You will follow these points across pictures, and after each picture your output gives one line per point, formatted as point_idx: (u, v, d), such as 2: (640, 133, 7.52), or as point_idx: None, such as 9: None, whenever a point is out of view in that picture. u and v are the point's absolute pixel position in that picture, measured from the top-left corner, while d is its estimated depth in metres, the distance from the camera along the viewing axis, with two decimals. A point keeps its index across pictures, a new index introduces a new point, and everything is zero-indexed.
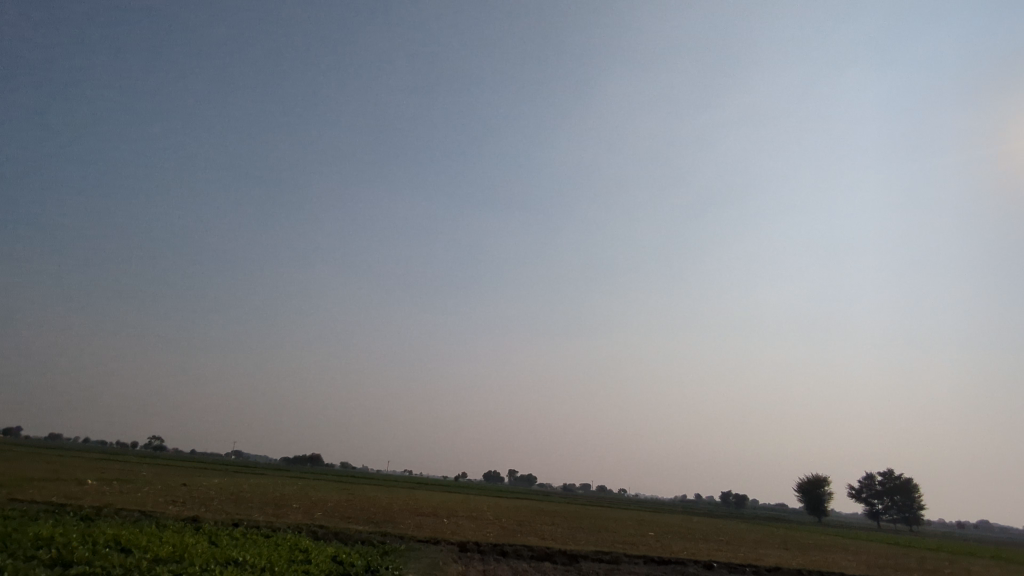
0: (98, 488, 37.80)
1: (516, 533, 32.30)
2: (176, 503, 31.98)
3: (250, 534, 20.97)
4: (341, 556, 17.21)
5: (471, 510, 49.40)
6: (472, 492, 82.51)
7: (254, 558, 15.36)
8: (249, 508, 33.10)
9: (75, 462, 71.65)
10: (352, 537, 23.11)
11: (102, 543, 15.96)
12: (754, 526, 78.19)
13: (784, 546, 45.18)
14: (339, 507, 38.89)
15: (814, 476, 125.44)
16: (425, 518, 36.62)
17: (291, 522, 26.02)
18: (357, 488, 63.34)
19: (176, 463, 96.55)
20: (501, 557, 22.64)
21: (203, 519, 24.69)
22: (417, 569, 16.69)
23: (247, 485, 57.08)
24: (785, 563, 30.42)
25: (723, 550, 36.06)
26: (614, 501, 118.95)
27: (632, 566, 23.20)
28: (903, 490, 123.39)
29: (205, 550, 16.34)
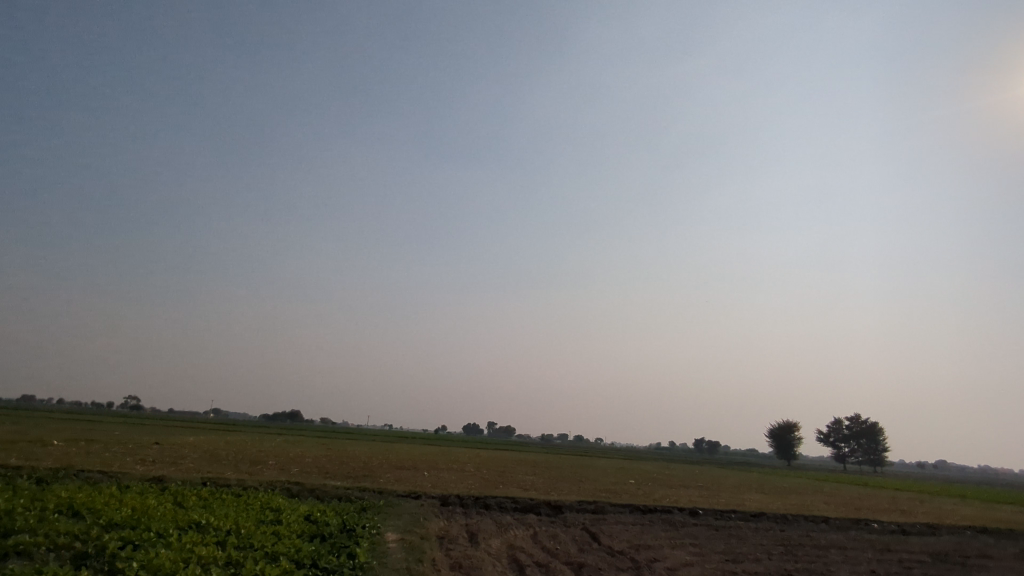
0: (63, 449, 36.44)
1: (498, 485, 31.81)
2: (143, 463, 30.79)
3: (219, 493, 19.96)
4: (315, 515, 16.21)
5: (452, 462, 49.16)
6: (452, 444, 82.76)
7: (218, 520, 14.22)
8: (221, 465, 32.11)
9: (43, 423, 69.92)
10: (329, 494, 22.20)
11: (52, 508, 14.73)
12: (729, 471, 80.03)
13: (762, 491, 45.87)
14: (316, 463, 38.06)
15: (784, 422, 128.60)
16: (406, 473, 35.99)
17: (264, 480, 25.11)
18: (335, 443, 62.82)
19: (149, 421, 95.06)
20: (484, 510, 21.96)
21: (170, 479, 23.55)
22: (397, 525, 15.75)
23: (223, 443, 56.12)
24: (768, 508, 30.43)
25: (705, 496, 36.17)
26: (592, 450, 120.94)
27: (619, 515, 22.74)
28: (869, 435, 127.46)
29: (166, 512, 15.19)
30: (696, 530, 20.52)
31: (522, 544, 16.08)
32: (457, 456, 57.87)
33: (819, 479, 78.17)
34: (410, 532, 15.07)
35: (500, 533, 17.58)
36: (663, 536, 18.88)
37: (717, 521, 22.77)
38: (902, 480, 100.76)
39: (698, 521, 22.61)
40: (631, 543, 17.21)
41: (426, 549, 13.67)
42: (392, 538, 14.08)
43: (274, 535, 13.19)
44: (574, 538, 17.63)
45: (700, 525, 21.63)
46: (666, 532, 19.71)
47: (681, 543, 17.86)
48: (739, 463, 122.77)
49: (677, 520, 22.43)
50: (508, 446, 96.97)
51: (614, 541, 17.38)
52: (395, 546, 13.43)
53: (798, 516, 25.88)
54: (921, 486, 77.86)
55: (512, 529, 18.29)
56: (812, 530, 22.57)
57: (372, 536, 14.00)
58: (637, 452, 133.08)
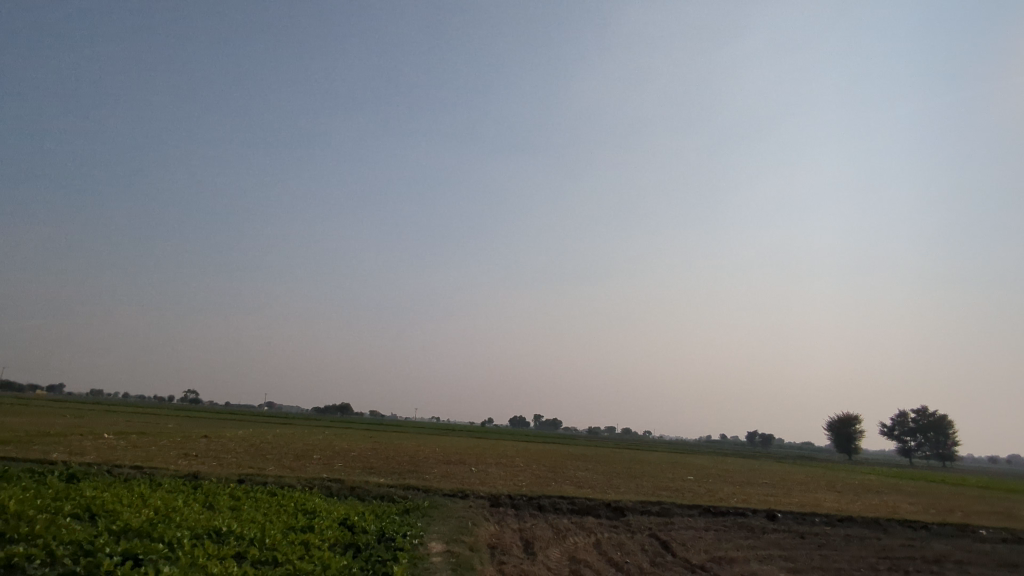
0: (110, 443, 36.19)
1: (551, 483, 29.75)
2: (186, 458, 30.05)
3: (254, 492, 18.57)
4: (351, 520, 14.46)
5: (500, 456, 47.45)
6: (499, 436, 81.17)
7: (242, 527, 12.58)
8: (263, 460, 31.14)
9: (101, 416, 71.47)
10: (370, 494, 20.56)
11: (66, 511, 13.40)
12: (789, 466, 75.97)
13: (833, 489, 42.52)
14: (361, 458, 36.85)
15: (845, 414, 122.51)
16: (453, 468, 34.37)
17: (303, 476, 23.74)
18: (381, 436, 61.81)
19: (204, 414, 96.89)
20: (538, 512, 19.99)
21: (205, 475, 22.31)
22: (441, 532, 13.86)
23: (270, 436, 55.82)
24: (850, 511, 27.48)
25: (774, 496, 33.32)
26: (643, 443, 117.59)
27: (688, 519, 20.45)
28: (937, 427, 120.31)
29: (188, 515, 13.73)
30: (780, 538, 18.01)
31: (585, 556, 13.91)
32: (504, 449, 56.14)
33: (886, 475, 73.43)
34: (457, 542, 13.12)
35: (559, 541, 15.49)
36: (744, 546, 16.41)
37: (800, 527, 20.20)
38: (949, 473, 96.48)
39: (779, 527, 20.08)
40: (712, 556, 14.83)
41: (477, 564, 11.68)
42: (438, 551, 12.09)
43: (303, 546, 11.52)
44: (644, 548, 15.36)
45: (783, 533, 19.11)
46: (747, 541, 17.21)
47: (771, 555, 15.32)
48: (796, 457, 117.60)
49: (755, 525, 19.95)
50: (554, 439, 94.90)
51: (690, 553, 15.06)
52: (440, 562, 11.45)
53: (890, 521, 22.98)
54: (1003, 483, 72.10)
55: (571, 537, 16.18)
56: (914, 539, 19.69)
57: (414, 547, 12.10)
58: (687, 445, 129.15)
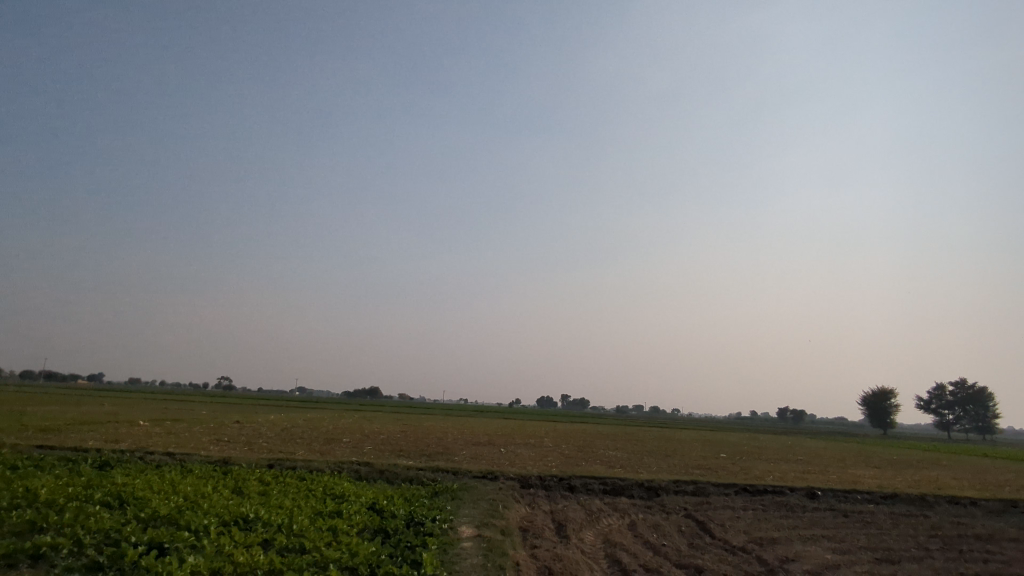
0: (146, 430, 36.88)
1: (582, 463, 29.33)
2: (218, 444, 30.33)
3: (284, 477, 18.45)
4: (379, 505, 14.16)
5: (529, 436, 47.27)
6: (528, 417, 81.09)
7: (270, 513, 12.37)
8: (294, 445, 31.31)
9: (138, 404, 73.09)
10: (399, 477, 20.35)
11: (96, 499, 13.33)
12: (824, 442, 74.48)
13: (872, 465, 41.38)
14: (390, 441, 36.93)
15: (880, 388, 119.82)
16: (483, 449, 34.21)
17: (332, 460, 23.70)
18: (411, 419, 62.12)
19: (239, 400, 98.89)
20: (570, 494, 19.57)
21: (235, 460, 22.35)
22: (471, 516, 13.49)
23: (302, 421, 56.57)
24: (894, 487, 26.54)
25: (813, 473, 32.46)
26: (674, 421, 116.35)
27: (724, 498, 19.89)
28: (977, 400, 117.12)
29: (216, 502, 13.57)
30: (823, 518, 17.29)
31: (620, 538, 13.43)
32: (533, 430, 55.94)
33: (925, 449, 71.52)
34: (488, 525, 12.74)
35: (592, 523, 15.03)
36: (786, 526, 15.76)
37: (843, 506, 19.46)
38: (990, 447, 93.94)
39: (821, 506, 19.35)
40: (753, 537, 14.24)
41: (509, 549, 11.28)
42: (468, 536, 11.71)
43: (330, 532, 11.21)
44: (681, 530, 14.81)
45: (825, 512, 18.39)
46: (788, 520, 16.56)
47: (816, 536, 14.64)
48: (831, 433, 115.56)
49: (796, 505, 19.27)
50: (584, 418, 94.55)
51: (730, 534, 14.48)
52: (470, 547, 11.07)
53: (937, 498, 22.04)
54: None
55: (605, 518, 15.70)
56: (966, 516, 18.77)
57: (443, 532, 11.73)
58: (717, 423, 127.90)
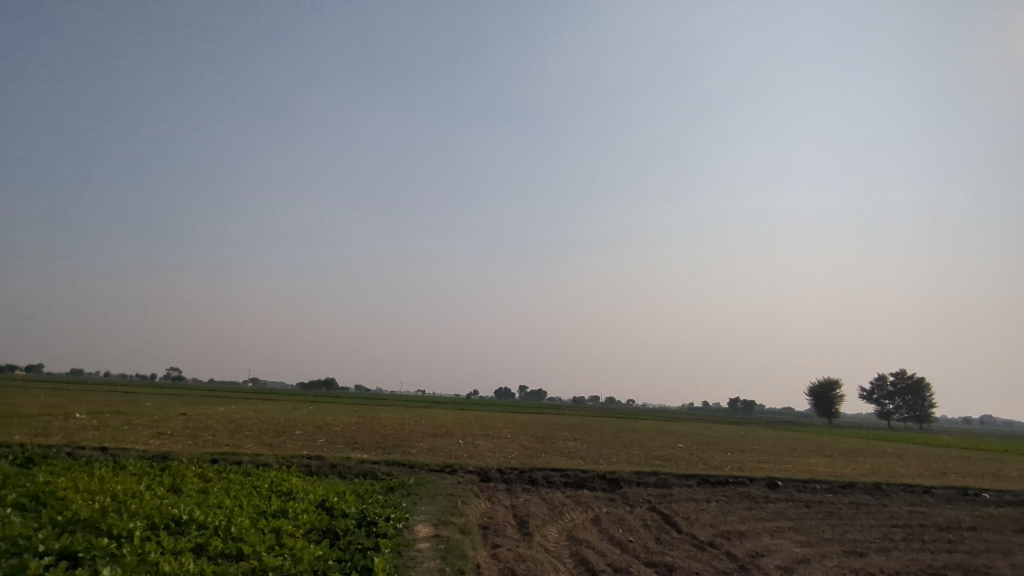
0: (80, 423, 34.72)
1: (541, 455, 28.86)
2: (158, 437, 28.57)
3: (228, 473, 17.23)
4: (330, 502, 13.21)
5: (487, 427, 46.68)
6: (485, 408, 80.52)
7: (207, 514, 11.28)
8: (241, 438, 29.84)
9: (75, 395, 69.26)
10: (352, 472, 19.36)
11: (9, 501, 11.97)
12: (774, 431, 76.30)
13: (822, 454, 42.33)
14: (344, 433, 35.74)
15: (826, 379, 123.74)
16: (440, 441, 33.42)
17: (282, 454, 22.48)
18: (366, 410, 60.68)
19: (185, 391, 95.14)
20: (531, 487, 18.97)
21: (174, 455, 20.92)
22: (428, 513, 12.69)
23: (252, 412, 54.62)
24: (847, 476, 26.96)
25: (768, 462, 32.85)
26: (629, 411, 117.76)
27: (687, 490, 19.65)
28: (915, 390, 122.26)
29: (148, 502, 12.39)
30: (785, 509, 17.18)
31: (585, 535, 12.84)
32: (492, 421, 55.40)
33: (867, 437, 74.10)
34: (446, 524, 11.94)
35: (555, 519, 14.41)
36: (751, 518, 15.52)
37: (803, 497, 19.47)
38: (925, 435, 98.23)
39: (782, 496, 19.31)
40: (720, 531, 13.88)
41: (468, 550, 10.51)
42: (424, 536, 10.89)
43: (273, 534, 10.24)
44: (647, 524, 14.35)
45: (787, 503, 18.32)
46: (751, 512, 16.33)
47: (782, 528, 14.41)
48: (779, 422, 118.96)
49: (758, 496, 19.16)
50: (541, 409, 94.67)
51: (697, 528, 14.09)
52: (427, 549, 10.25)
53: (891, 487, 22.41)
54: (981, 443, 73.34)
55: (568, 513, 15.12)
56: (921, 506, 19.02)
57: (398, 533, 10.88)
58: (671, 413, 130.09)
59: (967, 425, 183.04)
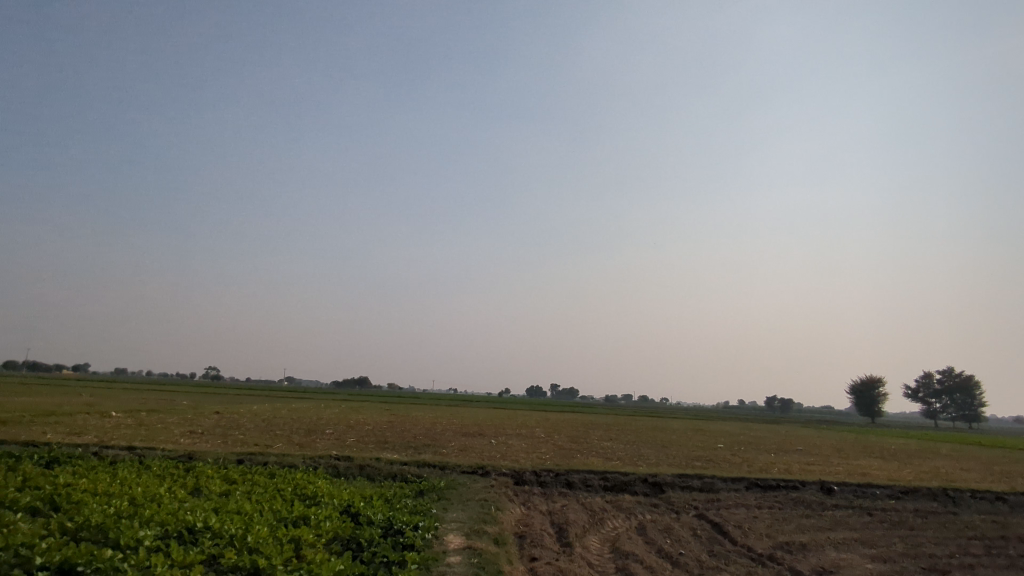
0: (114, 422, 34.87)
1: (577, 456, 27.77)
2: (189, 437, 28.26)
3: (253, 474, 16.58)
4: (355, 508, 12.39)
5: (520, 427, 45.79)
6: (516, 406, 79.74)
7: (224, 520, 10.54)
8: (271, 438, 29.49)
9: (115, 394, 70.45)
10: (381, 474, 18.59)
11: (21, 505, 11.40)
12: (815, 431, 73.66)
13: (872, 455, 40.36)
14: (374, 432, 35.22)
15: (868, 377, 119.53)
16: (472, 441, 32.65)
17: (309, 454, 21.87)
18: (398, 409, 60.30)
19: (223, 389, 96.71)
20: (568, 491, 17.93)
21: (200, 455, 20.41)
22: (459, 521, 11.75)
23: (284, 411, 54.76)
24: (905, 480, 25.28)
25: (816, 465, 31.18)
26: (661, 410, 115.71)
27: (736, 495, 18.36)
28: (964, 388, 117.13)
29: (165, 506, 11.72)
30: (847, 518, 15.79)
31: (630, 545, 11.75)
32: (525, 420, 54.47)
33: (915, 438, 71.02)
34: (479, 533, 10.99)
35: (597, 527, 13.36)
36: (810, 528, 14.21)
37: (863, 504, 18.03)
38: (976, 436, 93.92)
39: (840, 503, 17.89)
40: (778, 542, 12.64)
41: (504, 565, 9.52)
42: (455, 548, 9.94)
43: (291, 545, 9.44)
44: (696, 534, 13.18)
45: (846, 511, 16.92)
46: (809, 521, 15.05)
47: (847, 540, 13.09)
48: (819, 422, 115.41)
49: (813, 502, 17.75)
50: (574, 407, 93.44)
51: (752, 539, 12.87)
52: (459, 563, 9.30)
53: (958, 493, 20.78)
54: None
55: (610, 521, 14.04)
56: (995, 514, 17.42)
57: (427, 545, 9.96)
58: (705, 412, 127.46)
59: (1018, 425, 175.71)
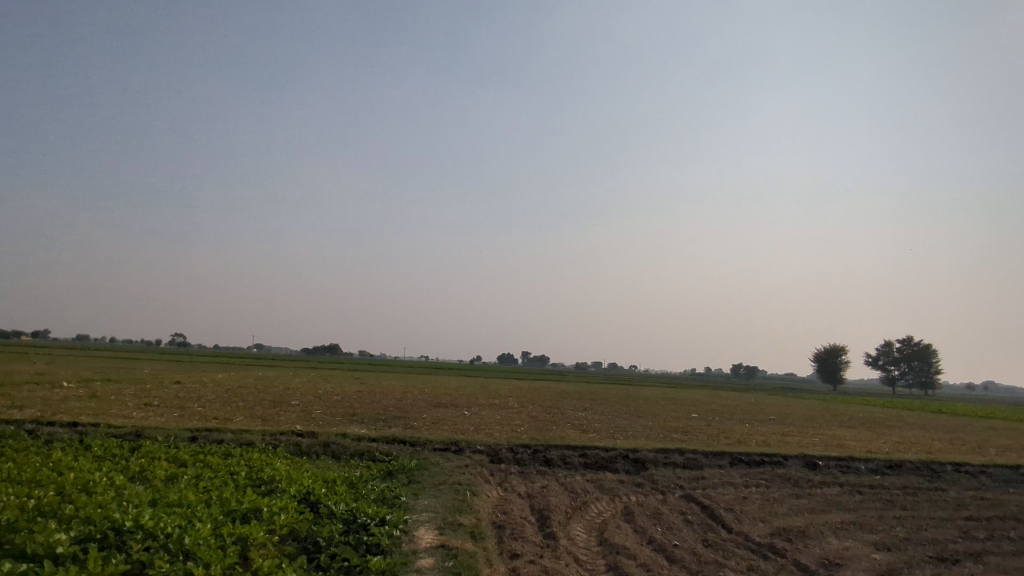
0: (63, 393, 32.78)
1: (553, 428, 26.85)
2: (142, 410, 26.51)
3: (204, 454, 15.14)
4: (315, 496, 11.13)
5: (493, 396, 44.83)
6: (488, 374, 79.12)
7: (162, 516, 9.18)
8: (232, 410, 27.95)
9: (71, 362, 67.52)
10: (347, 452, 17.34)
11: None
12: (780, 398, 74.72)
13: (842, 424, 40.51)
14: (342, 403, 33.90)
15: (831, 346, 121.65)
16: (444, 412, 31.56)
17: (270, 430, 20.43)
18: (367, 377, 58.90)
19: (190, 358, 93.71)
20: (547, 470, 16.96)
21: (149, 432, 18.79)
22: (432, 511, 10.59)
23: (248, 380, 52.96)
24: (884, 453, 25.02)
25: (791, 435, 31.05)
26: (632, 377, 116.36)
27: (719, 472, 17.63)
28: (922, 357, 120.40)
29: (95, 497, 10.27)
30: (838, 498, 15.16)
31: (619, 536, 10.77)
32: (498, 388, 53.70)
33: (878, 405, 72.36)
34: (454, 527, 9.84)
35: (580, 513, 12.38)
36: (805, 511, 13.48)
37: (851, 480, 17.49)
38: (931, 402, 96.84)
39: (827, 480, 17.33)
40: (775, 528, 11.83)
41: (482, 568, 8.41)
42: (427, 547, 8.79)
43: (237, 547, 8.16)
44: (687, 519, 12.31)
45: (835, 489, 16.33)
46: (802, 502, 14.35)
47: (846, 525, 12.33)
48: (785, 389, 117.40)
49: (800, 480, 17.11)
50: (545, 375, 93.33)
51: (747, 525, 12.03)
52: (431, 568, 8.13)
53: (941, 467, 20.53)
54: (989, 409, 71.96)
55: (594, 505, 13.08)
56: (983, 490, 17.08)
57: (395, 545, 8.77)
58: (674, 379, 128.87)
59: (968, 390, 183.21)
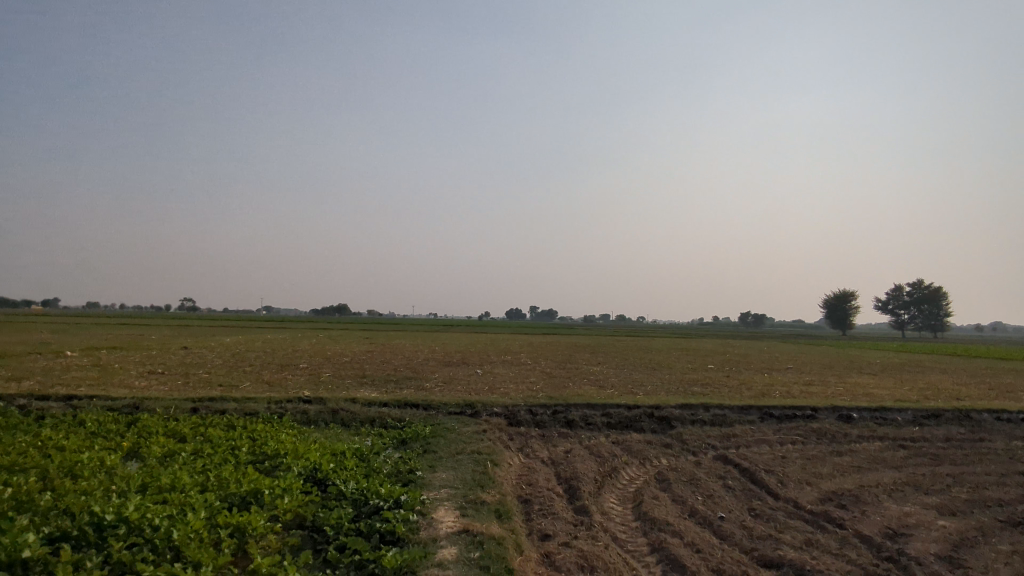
0: (66, 364, 32.00)
1: (569, 385, 25.95)
2: (145, 379, 25.63)
3: (204, 428, 14.19)
4: (323, 473, 10.17)
5: (503, 352, 44.03)
6: (497, 329, 78.54)
7: (149, 504, 8.18)
8: (237, 376, 27.07)
9: (78, 330, 67.00)
10: (357, 419, 16.42)
11: None
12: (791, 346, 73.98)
13: (860, 371, 39.54)
14: (351, 364, 33.16)
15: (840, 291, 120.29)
16: (455, 371, 30.69)
17: (276, 397, 19.50)
18: (376, 336, 58.29)
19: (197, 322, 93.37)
20: (569, 431, 16.00)
21: (149, 403, 17.88)
22: (451, 488, 9.62)
23: (256, 343, 52.32)
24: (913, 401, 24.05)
25: (812, 384, 30.18)
26: (639, 329, 116.03)
27: (750, 428, 16.61)
28: (932, 300, 119.01)
29: (77, 483, 9.32)
30: (883, 454, 14.15)
31: (657, 507, 9.81)
32: (508, 344, 53.01)
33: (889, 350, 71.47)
34: (477, 506, 8.85)
35: (611, 480, 11.42)
36: (850, 471, 12.44)
37: (892, 433, 16.47)
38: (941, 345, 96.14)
39: (866, 434, 16.30)
40: (824, 493, 10.81)
41: (511, 556, 7.42)
42: (449, 533, 7.79)
43: (232, 542, 7.15)
44: (727, 484, 11.32)
45: (877, 443, 15.33)
46: (845, 460, 13.32)
47: (900, 487, 11.31)
48: (794, 335, 116.76)
49: (838, 435, 16.12)
50: (553, 329, 92.92)
51: (794, 490, 11.02)
52: (455, 560, 7.14)
53: (980, 415, 19.51)
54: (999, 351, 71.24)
55: (624, 471, 12.11)
56: None
57: (412, 531, 7.78)
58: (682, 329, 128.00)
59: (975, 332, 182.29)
